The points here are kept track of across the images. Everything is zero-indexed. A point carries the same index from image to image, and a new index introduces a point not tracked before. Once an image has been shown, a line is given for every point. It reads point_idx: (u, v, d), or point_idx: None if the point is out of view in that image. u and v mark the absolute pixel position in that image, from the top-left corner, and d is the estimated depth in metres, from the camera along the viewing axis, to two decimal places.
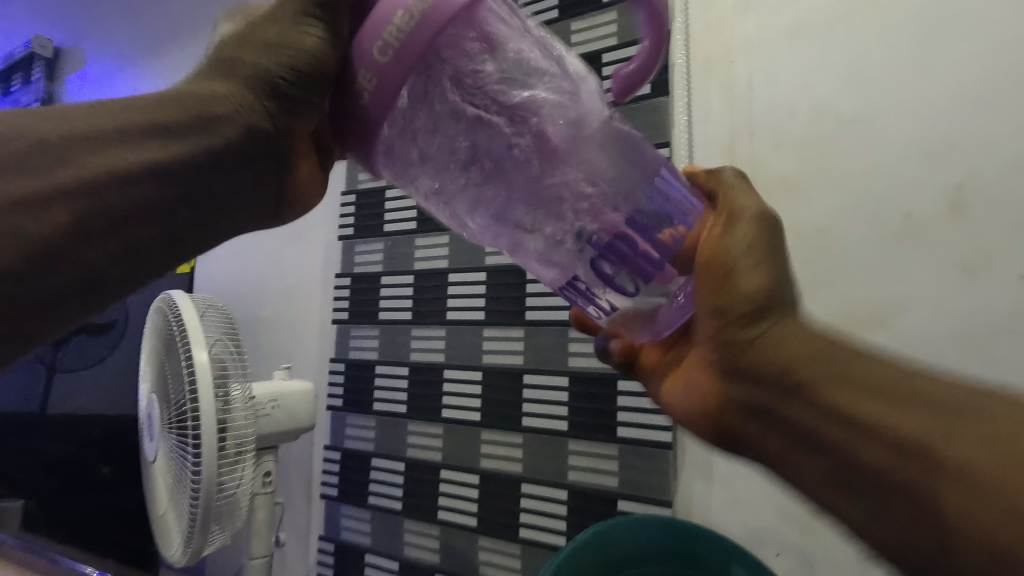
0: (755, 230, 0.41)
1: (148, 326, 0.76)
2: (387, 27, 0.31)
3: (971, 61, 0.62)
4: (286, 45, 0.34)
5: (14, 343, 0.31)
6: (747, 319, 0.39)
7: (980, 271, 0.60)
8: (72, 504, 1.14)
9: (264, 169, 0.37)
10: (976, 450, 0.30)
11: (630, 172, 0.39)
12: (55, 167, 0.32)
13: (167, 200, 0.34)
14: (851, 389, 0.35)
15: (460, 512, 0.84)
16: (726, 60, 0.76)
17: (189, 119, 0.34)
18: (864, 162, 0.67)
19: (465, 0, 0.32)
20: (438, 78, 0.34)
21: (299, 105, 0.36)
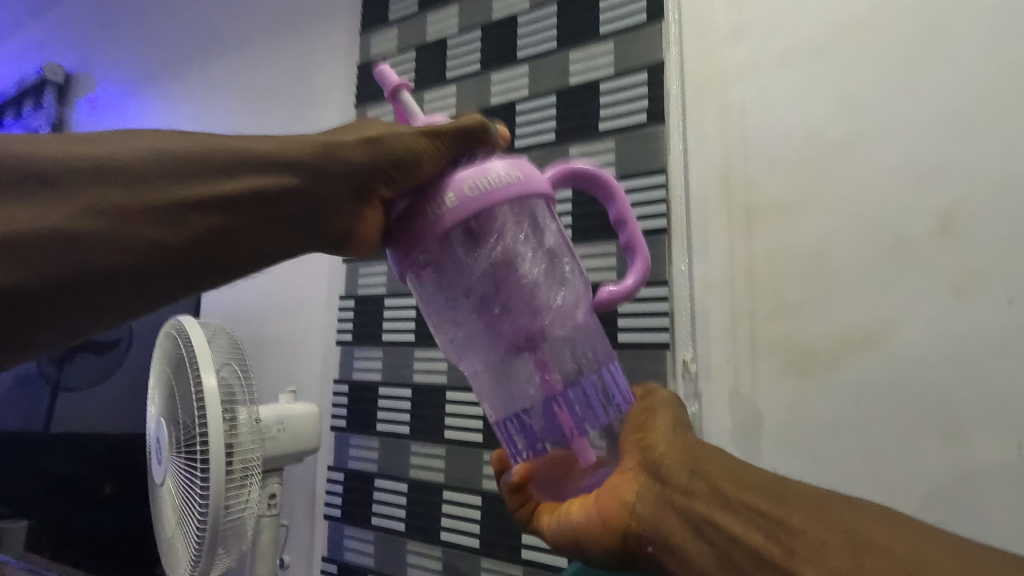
0: (676, 407, 0.51)
1: (157, 353, 0.77)
2: (473, 180, 0.42)
3: (957, 90, 0.64)
4: (395, 138, 0.45)
5: (115, 298, 0.37)
6: (665, 437, 0.47)
7: (970, 293, 0.62)
8: (74, 525, 1.14)
9: (351, 209, 0.44)
10: (838, 534, 0.38)
11: (593, 350, 0.47)
12: (201, 179, 0.40)
13: (267, 213, 0.42)
14: (744, 486, 0.42)
15: (462, 533, 0.84)
16: (719, 88, 0.78)
17: (309, 160, 0.43)
18: (855, 187, 0.69)
19: (520, 181, 0.43)
20: (473, 233, 0.43)
21: (393, 180, 0.44)
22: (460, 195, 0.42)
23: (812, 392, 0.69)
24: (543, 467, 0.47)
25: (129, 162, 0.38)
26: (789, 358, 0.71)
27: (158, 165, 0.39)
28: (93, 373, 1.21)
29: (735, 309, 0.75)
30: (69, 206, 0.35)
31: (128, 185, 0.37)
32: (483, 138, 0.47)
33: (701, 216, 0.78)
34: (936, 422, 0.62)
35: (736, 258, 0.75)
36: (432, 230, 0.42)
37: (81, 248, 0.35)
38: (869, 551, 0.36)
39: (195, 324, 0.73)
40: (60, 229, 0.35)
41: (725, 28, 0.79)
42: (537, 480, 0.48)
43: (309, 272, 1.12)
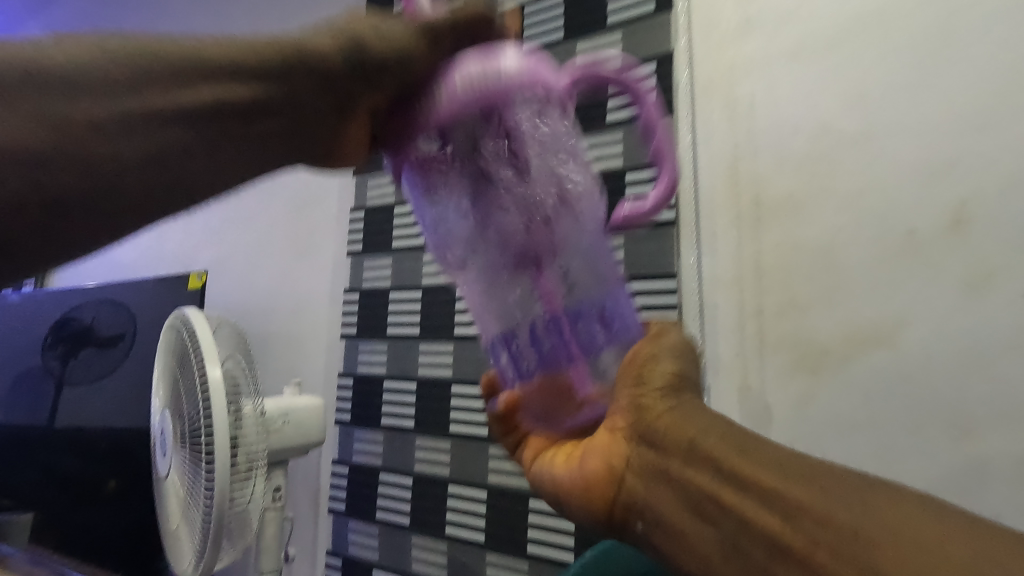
0: (683, 349, 0.46)
1: (161, 346, 0.77)
2: (466, 72, 0.38)
3: (970, 81, 0.63)
4: (384, 39, 0.40)
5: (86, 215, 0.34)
6: (661, 398, 0.44)
7: (983, 288, 0.61)
8: (81, 517, 1.15)
9: (332, 122, 0.41)
10: (851, 512, 0.34)
11: (600, 272, 0.43)
12: (191, 86, 0.36)
13: (253, 134, 0.39)
14: (749, 460, 0.39)
15: (468, 529, 0.84)
16: (729, 80, 0.77)
17: (279, 63, 0.38)
18: (866, 180, 0.68)
19: (531, 71, 0.38)
20: (477, 130, 0.39)
21: (375, 83, 0.40)
22: (460, 89, 0.37)
23: (822, 388, 0.68)
24: (531, 399, 0.45)
25: (84, 63, 0.34)
26: (798, 353, 0.70)
27: (126, 69, 0.35)
28: (96, 367, 1.21)
29: (743, 305, 0.74)
30: (58, 114, 0.32)
31: (93, 95, 0.33)
32: (488, 35, 0.42)
33: (709, 209, 0.77)
34: (949, 419, 0.61)
35: (744, 252, 0.74)
36: (425, 123, 0.39)
37: (59, 162, 0.32)
38: (883, 533, 0.32)
39: (200, 317, 0.72)
40: (4, 145, 0.31)
41: (734, 20, 0.78)
42: (529, 410, 0.46)
43: (314, 266, 1.12)
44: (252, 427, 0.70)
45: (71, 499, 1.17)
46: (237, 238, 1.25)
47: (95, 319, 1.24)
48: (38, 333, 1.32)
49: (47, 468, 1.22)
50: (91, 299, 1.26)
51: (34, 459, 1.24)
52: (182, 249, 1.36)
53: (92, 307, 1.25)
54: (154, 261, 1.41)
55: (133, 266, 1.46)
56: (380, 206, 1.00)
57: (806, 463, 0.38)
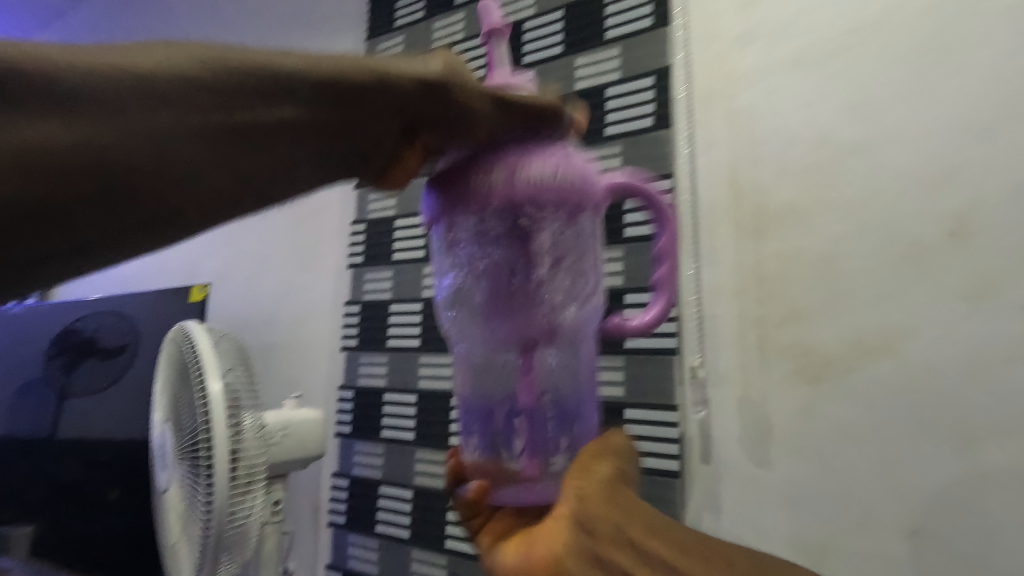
0: (624, 452, 0.51)
1: (162, 358, 0.77)
2: (526, 167, 0.45)
3: (967, 94, 0.64)
4: (465, 88, 0.43)
5: (120, 224, 0.31)
6: (601, 484, 0.47)
7: (982, 299, 0.61)
8: (82, 530, 1.15)
9: (393, 148, 0.42)
10: None
11: (573, 379, 0.51)
12: (261, 102, 0.35)
13: (310, 154, 0.37)
14: (656, 539, 0.45)
15: (468, 542, 0.83)
16: (727, 94, 0.78)
17: (342, 82, 0.38)
18: (865, 192, 0.68)
19: (578, 182, 0.47)
20: (508, 218, 0.47)
21: (446, 129, 0.43)
22: (508, 177, 0.45)
23: (823, 399, 0.68)
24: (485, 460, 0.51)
25: (140, 69, 0.31)
26: (798, 364, 0.70)
27: (208, 86, 0.33)
28: (98, 379, 1.22)
29: (744, 315, 0.74)
30: (83, 123, 0.29)
31: (146, 113, 0.31)
32: (552, 124, 0.48)
33: (708, 221, 0.77)
34: (950, 431, 0.61)
35: (744, 264, 0.75)
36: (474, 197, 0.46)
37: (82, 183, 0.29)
38: None
39: (201, 330, 0.73)
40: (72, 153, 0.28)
41: (731, 34, 0.79)
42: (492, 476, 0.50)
43: (316, 277, 1.12)
44: (252, 440, 0.70)
45: (71, 511, 1.17)
46: (238, 250, 1.26)
47: (96, 330, 1.24)
48: (40, 345, 1.32)
49: (46, 480, 1.21)
50: (93, 311, 1.26)
51: (34, 471, 1.24)
52: (184, 261, 1.37)
53: (94, 318, 1.26)
54: (157, 273, 1.42)
55: (135, 277, 1.46)
56: (382, 218, 1.01)
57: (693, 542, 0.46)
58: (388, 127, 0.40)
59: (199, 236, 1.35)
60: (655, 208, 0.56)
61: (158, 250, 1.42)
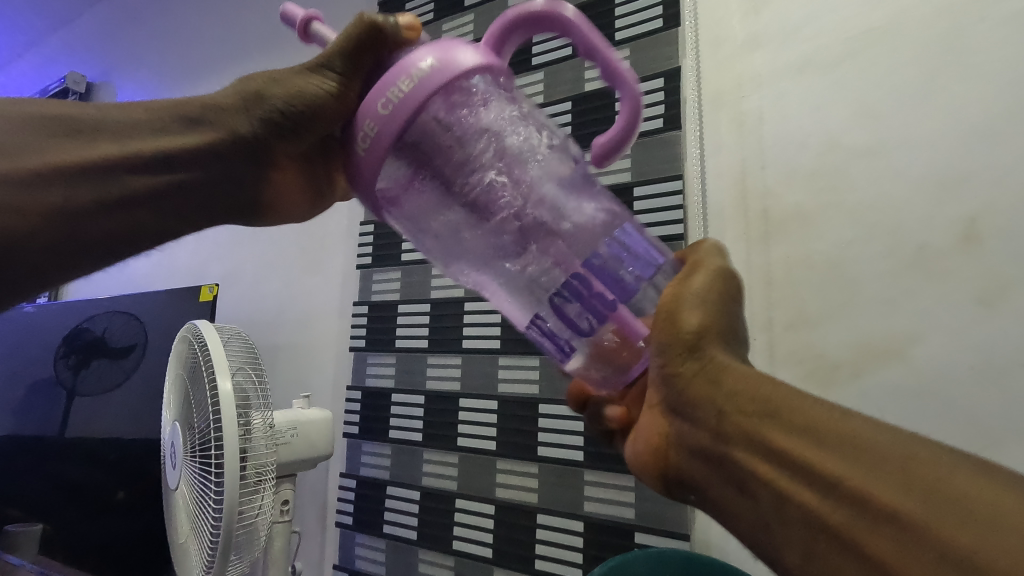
0: (714, 285, 0.44)
1: (172, 358, 0.78)
2: (388, 95, 0.41)
3: (980, 96, 0.63)
4: (280, 80, 0.47)
5: (80, 255, 0.44)
6: (686, 361, 0.41)
7: (996, 303, 0.60)
8: (91, 527, 1.16)
9: (253, 175, 0.50)
10: (874, 476, 0.32)
11: (589, 226, 0.47)
12: (139, 137, 0.46)
13: (201, 184, 0.48)
14: (781, 427, 0.37)
15: (475, 543, 0.83)
16: (736, 96, 0.78)
17: (192, 115, 0.47)
18: (876, 194, 0.68)
19: (459, 67, 0.41)
20: (421, 139, 0.43)
21: (291, 135, 0.47)
22: (394, 108, 0.41)
23: (833, 403, 0.67)
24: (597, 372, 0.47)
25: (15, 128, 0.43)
26: (809, 367, 0.69)
27: (92, 131, 0.45)
28: (107, 378, 1.22)
29: (753, 317, 0.74)
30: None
31: (96, 180, 0.44)
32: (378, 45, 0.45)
33: (718, 223, 0.77)
34: (964, 435, 0.60)
35: (754, 267, 0.74)
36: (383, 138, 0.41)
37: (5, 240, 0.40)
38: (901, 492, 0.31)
39: (210, 329, 0.73)
40: (26, 178, 0.42)
41: (741, 36, 0.78)
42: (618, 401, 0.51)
43: (324, 278, 1.12)
44: (261, 440, 0.71)
45: (80, 508, 1.18)
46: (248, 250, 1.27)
47: (106, 330, 1.25)
48: (50, 345, 1.34)
49: (55, 477, 1.22)
50: (103, 310, 1.28)
51: (43, 468, 1.24)
52: (194, 261, 1.38)
53: (104, 318, 1.27)
54: (166, 274, 1.43)
55: (146, 278, 1.47)
56: None
57: (841, 421, 0.35)
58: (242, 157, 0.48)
59: (207, 237, 1.36)
60: (569, 31, 0.45)
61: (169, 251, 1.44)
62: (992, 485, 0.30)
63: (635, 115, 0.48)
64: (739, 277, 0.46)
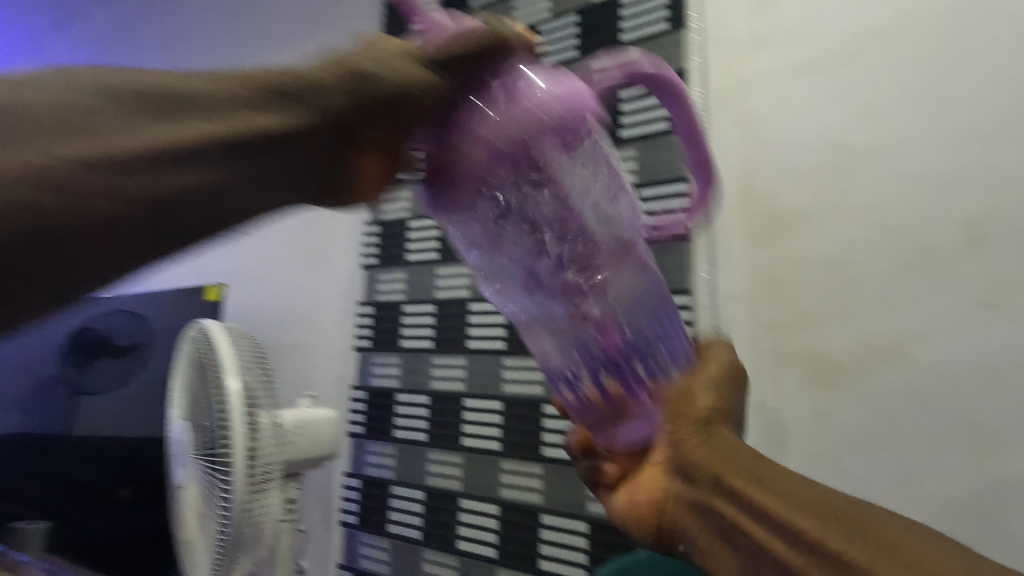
0: (723, 377, 0.48)
1: (179, 355, 0.78)
2: (507, 112, 0.38)
3: (985, 97, 0.63)
4: (382, 61, 0.34)
5: (78, 285, 0.26)
6: (693, 431, 0.46)
7: (1001, 305, 0.60)
8: (95, 525, 1.16)
9: (318, 167, 0.34)
10: (850, 539, 0.35)
11: (651, 314, 0.45)
12: (168, 119, 0.29)
13: (237, 190, 0.31)
14: (760, 487, 0.41)
15: (479, 543, 0.84)
16: (741, 97, 0.78)
17: (255, 88, 0.31)
18: (881, 196, 0.68)
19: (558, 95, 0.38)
20: (515, 175, 0.40)
21: (379, 121, 0.34)
22: (495, 142, 0.38)
23: (838, 405, 0.67)
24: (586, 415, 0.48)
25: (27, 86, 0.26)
26: (814, 369, 0.69)
27: (87, 90, 0.27)
28: (114, 376, 1.23)
29: (758, 318, 0.74)
30: None
31: (103, 171, 0.26)
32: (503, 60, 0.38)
33: (722, 223, 0.77)
34: (969, 437, 0.60)
35: (759, 268, 0.74)
36: (472, 180, 0.39)
37: None
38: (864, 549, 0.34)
39: (218, 328, 0.74)
40: (35, 174, 0.24)
41: (746, 37, 0.79)
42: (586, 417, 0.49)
43: (329, 278, 1.13)
44: (269, 440, 0.71)
45: (85, 506, 1.18)
46: (253, 250, 1.27)
47: (111, 328, 1.26)
48: (56, 344, 1.34)
49: (61, 476, 1.23)
50: (109, 309, 1.28)
51: (49, 466, 1.25)
52: (200, 261, 1.38)
53: (109, 317, 1.27)
54: (172, 273, 1.43)
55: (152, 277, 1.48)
56: (395, 220, 1.01)
57: (818, 493, 0.39)
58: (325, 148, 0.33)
59: None
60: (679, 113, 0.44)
61: None
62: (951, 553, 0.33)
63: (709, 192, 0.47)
64: (745, 370, 0.50)
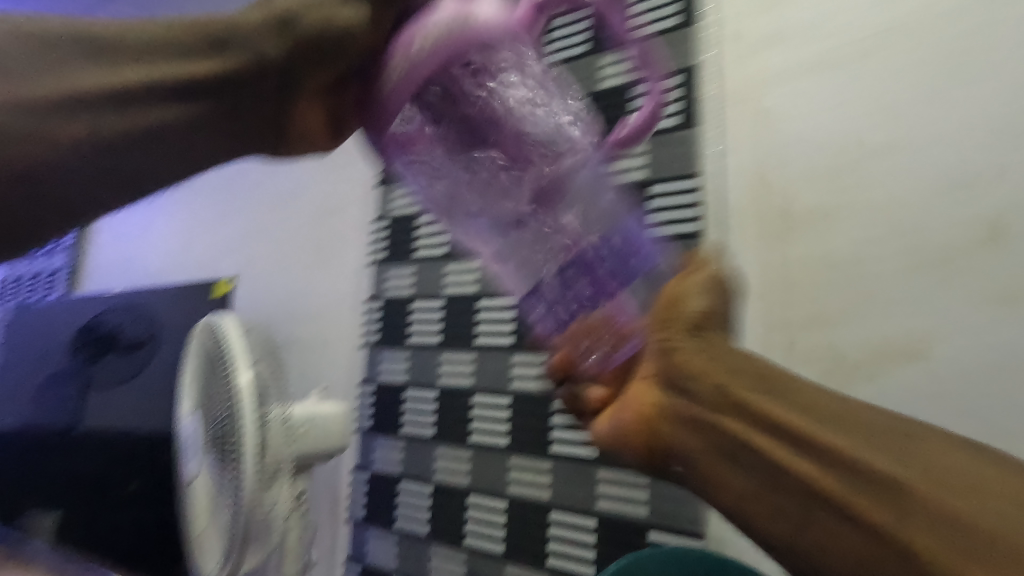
0: (713, 281, 0.49)
1: (193, 349, 0.78)
2: (422, 33, 0.41)
3: (1007, 93, 0.62)
4: (314, 7, 0.42)
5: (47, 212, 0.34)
6: (687, 339, 0.48)
7: (1020, 303, 0.60)
8: (105, 517, 1.17)
9: (256, 101, 0.42)
10: (889, 463, 0.38)
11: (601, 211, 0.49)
12: (111, 66, 0.36)
13: (195, 126, 0.40)
14: (808, 418, 0.42)
15: (487, 538, 0.84)
16: (754, 93, 0.78)
17: (196, 65, 0.39)
18: (897, 193, 0.67)
19: (494, 18, 0.42)
20: (437, 92, 0.44)
21: (317, 61, 0.42)
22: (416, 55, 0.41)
23: None
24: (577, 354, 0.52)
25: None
26: (827, 367, 0.69)
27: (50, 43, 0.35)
28: (122, 370, 1.24)
29: (772, 316, 0.73)
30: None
31: (95, 111, 0.35)
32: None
33: (736, 220, 0.76)
34: (986, 436, 0.60)
35: (772, 265, 0.74)
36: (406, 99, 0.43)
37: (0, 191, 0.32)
38: (915, 472, 0.37)
39: (230, 321, 0.74)
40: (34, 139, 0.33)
41: (759, 33, 0.78)
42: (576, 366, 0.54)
43: (338, 274, 1.13)
44: (279, 433, 0.72)
45: (95, 498, 1.19)
46: (262, 246, 1.28)
47: (121, 323, 1.26)
48: (66, 338, 1.35)
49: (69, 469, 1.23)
50: (119, 304, 1.29)
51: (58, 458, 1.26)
52: (209, 257, 1.39)
53: (119, 311, 1.28)
54: (181, 269, 1.44)
55: (161, 273, 1.48)
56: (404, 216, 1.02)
57: (835, 406, 0.43)
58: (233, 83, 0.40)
59: (222, 233, 1.37)
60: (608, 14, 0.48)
61: (184, 246, 1.45)
62: (976, 462, 0.37)
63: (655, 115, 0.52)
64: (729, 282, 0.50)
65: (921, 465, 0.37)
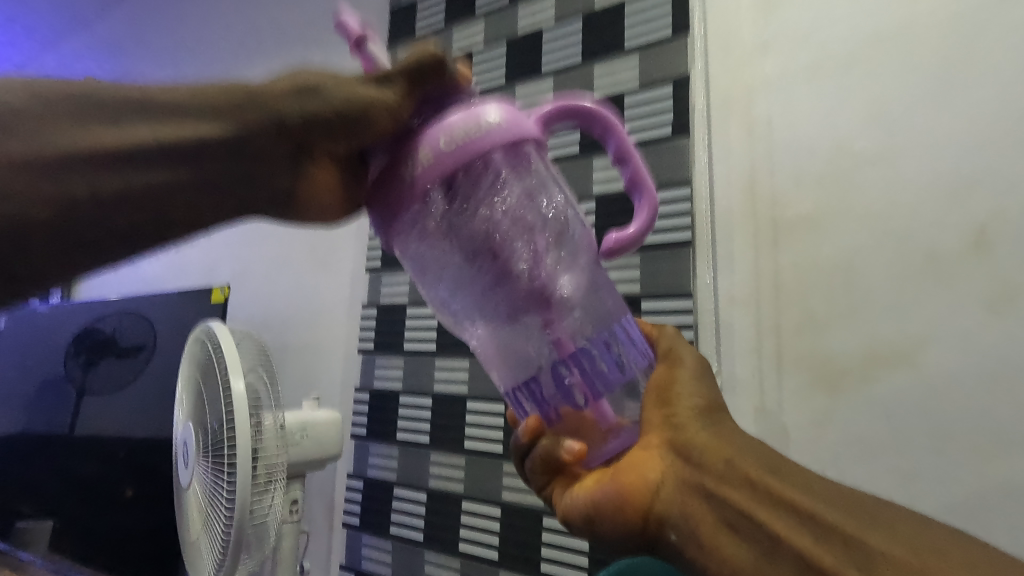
0: (699, 371, 0.50)
1: (184, 360, 0.79)
2: (447, 133, 0.41)
3: (990, 104, 0.63)
4: (340, 86, 0.45)
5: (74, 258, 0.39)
6: (691, 414, 0.47)
7: (1005, 310, 0.60)
8: (99, 522, 1.17)
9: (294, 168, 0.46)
10: (882, 535, 0.36)
11: (605, 311, 0.46)
12: (131, 126, 0.40)
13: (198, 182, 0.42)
14: (795, 487, 0.40)
15: (482, 545, 0.84)
16: (745, 102, 0.78)
17: (212, 105, 0.43)
18: (885, 201, 0.68)
19: (509, 124, 0.42)
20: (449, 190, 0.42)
21: (337, 134, 0.45)
22: (440, 146, 0.41)
23: (841, 408, 0.67)
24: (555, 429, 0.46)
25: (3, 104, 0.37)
26: (817, 373, 0.70)
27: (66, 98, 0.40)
28: (119, 375, 1.24)
29: (762, 322, 0.74)
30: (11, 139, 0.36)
31: (92, 167, 0.38)
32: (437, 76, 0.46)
33: (726, 228, 0.77)
34: (972, 442, 0.61)
35: (762, 273, 0.74)
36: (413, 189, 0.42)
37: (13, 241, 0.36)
38: (902, 545, 0.35)
39: (224, 330, 0.74)
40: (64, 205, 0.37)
41: (750, 43, 0.79)
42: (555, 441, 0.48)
43: (334, 281, 1.13)
44: (273, 442, 0.72)
45: (89, 504, 1.19)
46: (259, 252, 1.28)
47: (117, 329, 1.27)
48: (62, 343, 1.35)
49: (64, 475, 1.23)
50: (114, 309, 1.29)
51: (53, 465, 1.26)
52: (205, 262, 1.39)
53: (115, 318, 1.28)
54: (178, 273, 1.44)
55: (158, 277, 1.49)
56: None
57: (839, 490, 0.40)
58: (279, 145, 0.45)
59: (218, 238, 1.37)
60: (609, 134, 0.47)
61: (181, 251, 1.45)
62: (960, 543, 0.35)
63: (652, 220, 0.48)
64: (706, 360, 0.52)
65: (911, 533, 0.36)
